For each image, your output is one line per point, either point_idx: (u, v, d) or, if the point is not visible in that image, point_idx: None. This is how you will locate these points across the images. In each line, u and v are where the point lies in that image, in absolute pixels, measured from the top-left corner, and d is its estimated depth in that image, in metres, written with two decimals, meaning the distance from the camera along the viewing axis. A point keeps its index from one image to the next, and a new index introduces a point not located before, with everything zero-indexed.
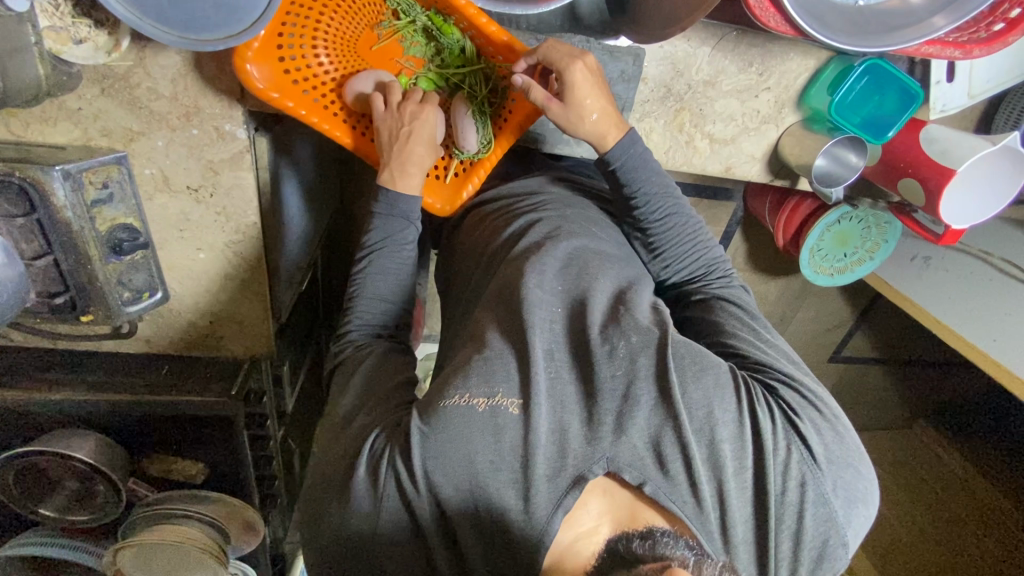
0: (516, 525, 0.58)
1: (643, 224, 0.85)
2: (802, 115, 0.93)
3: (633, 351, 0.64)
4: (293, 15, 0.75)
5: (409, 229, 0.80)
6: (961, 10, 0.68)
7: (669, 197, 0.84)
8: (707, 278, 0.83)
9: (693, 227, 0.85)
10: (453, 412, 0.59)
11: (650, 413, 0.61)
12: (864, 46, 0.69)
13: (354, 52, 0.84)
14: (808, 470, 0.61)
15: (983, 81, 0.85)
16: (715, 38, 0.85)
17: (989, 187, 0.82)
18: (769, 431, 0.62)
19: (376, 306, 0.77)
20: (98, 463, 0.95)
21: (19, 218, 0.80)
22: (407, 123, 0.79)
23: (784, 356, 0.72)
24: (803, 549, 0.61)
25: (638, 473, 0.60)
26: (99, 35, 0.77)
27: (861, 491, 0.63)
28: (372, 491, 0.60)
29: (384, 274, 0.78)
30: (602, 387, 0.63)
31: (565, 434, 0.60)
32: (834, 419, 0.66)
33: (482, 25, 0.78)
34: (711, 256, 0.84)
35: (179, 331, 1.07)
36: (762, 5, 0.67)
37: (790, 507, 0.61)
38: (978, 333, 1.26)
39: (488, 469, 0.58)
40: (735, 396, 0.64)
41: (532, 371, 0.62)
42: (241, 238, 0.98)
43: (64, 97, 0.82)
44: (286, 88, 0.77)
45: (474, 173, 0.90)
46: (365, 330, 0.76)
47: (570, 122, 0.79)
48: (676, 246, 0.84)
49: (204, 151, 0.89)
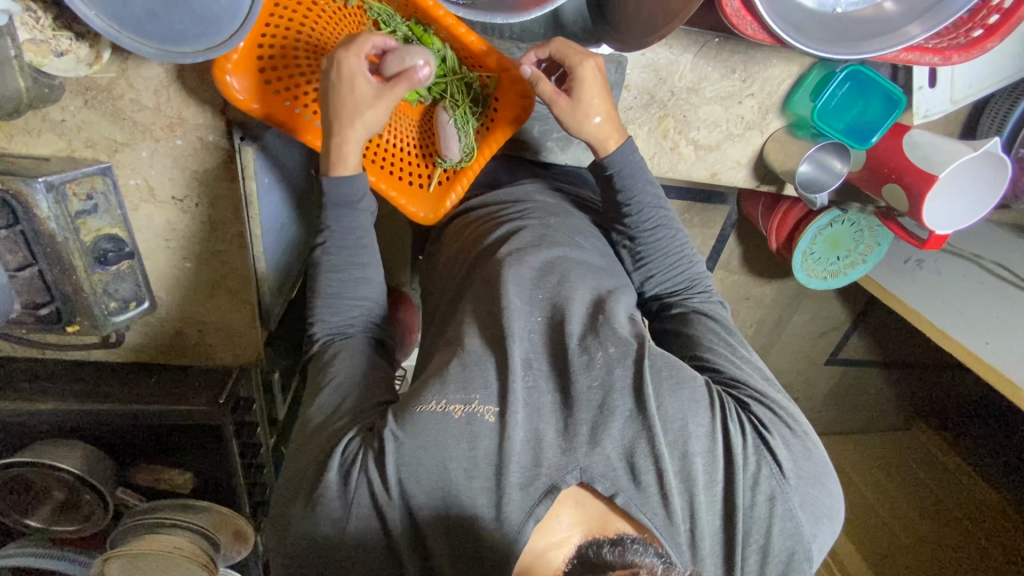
0: (488, 534, 0.58)
1: (633, 231, 0.85)
2: (786, 121, 0.94)
3: (611, 361, 0.65)
4: (273, 26, 0.75)
5: (358, 219, 0.77)
6: (937, 18, 0.68)
7: (660, 208, 0.85)
8: (689, 292, 0.82)
9: (681, 241, 0.85)
10: (424, 418, 0.59)
11: (624, 424, 0.62)
12: (847, 55, 0.68)
13: (336, 63, 0.84)
14: (777, 485, 0.62)
15: (965, 86, 0.86)
16: (697, 45, 0.85)
17: (971, 193, 0.82)
18: (740, 446, 0.62)
19: (341, 306, 0.77)
20: (85, 473, 0.95)
21: (1, 230, 0.80)
22: (347, 101, 0.73)
23: (759, 374, 0.73)
24: (769, 562, 0.61)
25: (610, 484, 0.60)
26: (81, 47, 0.76)
27: (827, 508, 0.64)
28: (342, 498, 0.60)
29: (346, 274, 0.77)
30: (578, 397, 0.63)
31: (539, 443, 0.61)
32: (804, 439, 0.67)
33: (460, 35, 0.77)
34: (694, 271, 0.84)
35: (167, 341, 1.06)
36: (739, 14, 0.68)
37: (757, 521, 0.61)
38: (968, 335, 1.26)
39: (461, 480, 0.58)
40: (709, 410, 0.64)
41: (508, 379, 0.63)
42: (227, 247, 0.98)
43: (48, 108, 0.82)
44: (267, 99, 0.77)
45: (457, 182, 0.90)
46: (336, 331, 0.76)
47: (571, 119, 0.79)
48: (661, 257, 0.84)
49: (189, 162, 0.89)
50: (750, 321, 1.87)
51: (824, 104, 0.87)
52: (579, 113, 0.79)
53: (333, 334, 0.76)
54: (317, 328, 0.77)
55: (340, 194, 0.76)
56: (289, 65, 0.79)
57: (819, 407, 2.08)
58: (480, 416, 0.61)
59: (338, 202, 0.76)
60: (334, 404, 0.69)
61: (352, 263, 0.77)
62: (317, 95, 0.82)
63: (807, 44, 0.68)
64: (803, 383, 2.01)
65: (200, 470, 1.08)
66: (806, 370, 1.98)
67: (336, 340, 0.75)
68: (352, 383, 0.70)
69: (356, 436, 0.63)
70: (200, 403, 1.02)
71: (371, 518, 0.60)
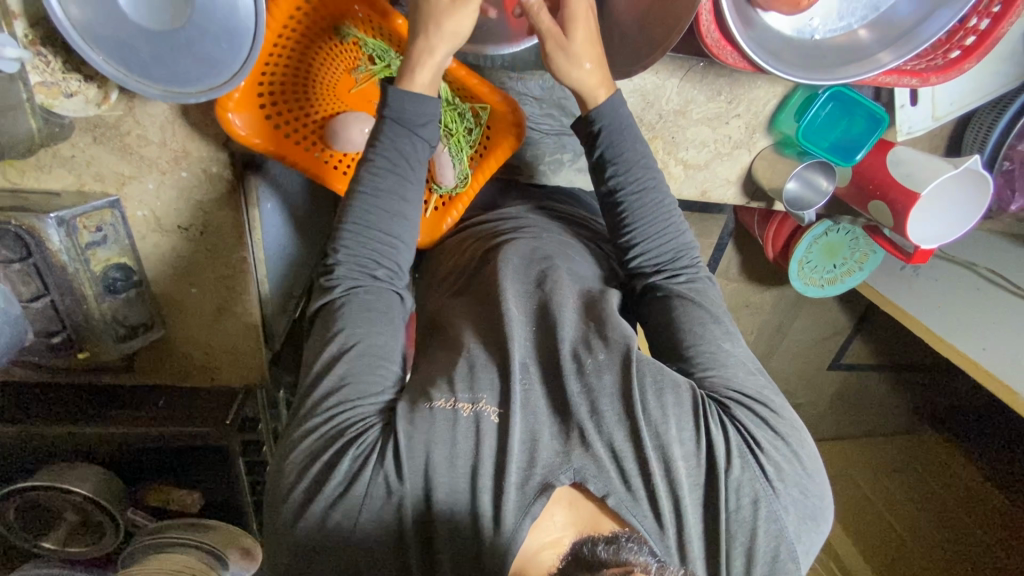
0: (486, 536, 0.59)
1: (619, 198, 0.82)
2: (774, 139, 0.96)
3: (600, 368, 0.67)
4: (272, 67, 0.78)
5: (410, 144, 0.74)
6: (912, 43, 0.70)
7: (647, 174, 0.82)
8: (677, 267, 0.81)
9: (670, 207, 0.82)
10: (436, 414, 0.63)
11: (617, 428, 0.64)
12: (825, 81, 0.70)
13: (332, 96, 0.88)
14: (761, 488, 0.63)
15: (946, 103, 0.89)
16: (682, 70, 0.88)
17: (953, 209, 0.84)
18: (722, 450, 0.64)
19: (372, 241, 0.72)
20: (97, 496, 0.97)
21: (15, 263, 0.83)
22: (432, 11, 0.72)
23: (744, 364, 0.73)
24: (754, 564, 0.62)
25: (602, 484, 0.61)
26: (89, 88, 0.79)
27: (813, 508, 0.66)
28: (341, 493, 0.60)
29: (388, 211, 0.73)
30: (572, 403, 0.65)
31: (535, 443, 0.63)
32: (789, 440, 0.67)
33: (459, 74, 0.86)
34: (681, 241, 0.82)
35: (176, 364, 1.09)
36: (718, 44, 0.71)
37: (742, 522, 0.63)
38: (966, 342, 1.26)
39: (455, 487, 0.60)
40: (693, 417, 0.65)
41: (509, 385, 0.65)
42: (232, 273, 1.01)
43: (58, 146, 0.85)
44: (269, 135, 0.80)
45: (453, 207, 0.95)
46: (357, 275, 0.71)
47: (567, 57, 0.75)
48: (651, 226, 0.81)
49: (194, 193, 0.92)
50: (750, 328, 1.88)
51: (808, 123, 0.90)
52: (565, 59, 0.75)
53: (351, 278, 0.71)
54: (337, 265, 0.72)
55: (397, 111, 0.74)
56: (289, 102, 0.82)
57: (822, 412, 2.06)
58: (481, 416, 0.63)
59: (398, 118, 0.74)
60: (355, 371, 0.66)
61: (391, 196, 0.74)
62: (317, 128, 0.86)
63: (787, 70, 0.70)
64: (805, 388, 2.00)
65: (208, 490, 1.11)
66: (808, 375, 1.97)
67: (358, 287, 0.71)
68: (384, 352, 0.68)
69: (376, 428, 0.63)
70: (208, 423, 1.04)
71: (370, 524, 0.59)
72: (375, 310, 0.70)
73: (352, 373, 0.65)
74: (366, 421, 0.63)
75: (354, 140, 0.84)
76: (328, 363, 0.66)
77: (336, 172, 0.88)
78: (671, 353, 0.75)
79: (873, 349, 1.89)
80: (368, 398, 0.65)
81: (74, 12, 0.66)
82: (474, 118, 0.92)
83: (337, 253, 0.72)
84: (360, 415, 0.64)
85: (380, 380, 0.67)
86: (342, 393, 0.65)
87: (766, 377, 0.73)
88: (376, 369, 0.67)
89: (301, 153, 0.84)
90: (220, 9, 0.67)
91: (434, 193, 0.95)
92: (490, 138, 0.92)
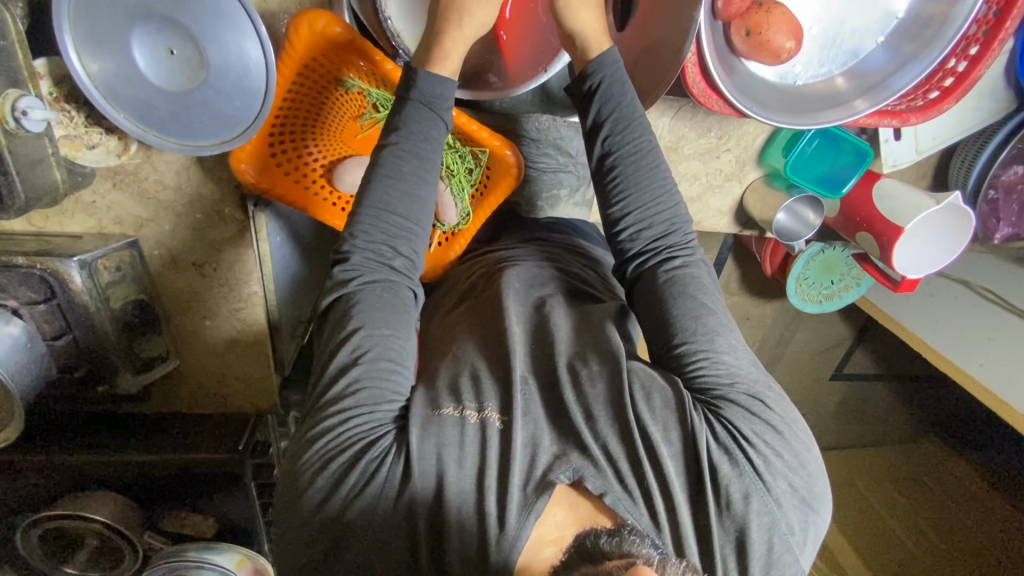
0: (490, 540, 0.58)
1: (613, 169, 0.79)
2: (764, 170, 1.01)
3: (594, 376, 0.68)
4: (280, 119, 0.84)
5: (434, 127, 0.75)
6: (880, 95, 0.79)
7: (643, 147, 0.78)
8: (666, 245, 0.77)
9: (662, 176, 0.79)
10: (446, 421, 0.64)
11: (609, 431, 0.64)
12: (808, 126, 0.78)
13: (338, 141, 0.94)
14: (753, 484, 0.61)
15: (929, 138, 0.97)
16: (673, 110, 0.93)
17: (939, 242, 0.90)
18: (707, 445, 0.62)
19: (391, 226, 0.73)
20: (115, 523, 1.02)
21: (40, 305, 0.88)
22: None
23: (738, 360, 0.70)
24: (749, 558, 0.60)
25: (600, 483, 0.61)
26: (110, 140, 0.83)
27: (808, 498, 0.63)
28: (360, 488, 0.60)
29: (409, 195, 0.73)
30: (570, 407, 0.66)
31: (537, 448, 0.63)
32: (781, 431, 0.65)
33: (467, 127, 0.90)
34: (676, 219, 0.78)
35: (191, 391, 1.13)
36: (705, 93, 0.78)
37: (734, 519, 0.61)
38: (963, 356, 1.26)
39: (455, 489, 0.60)
40: (680, 414, 0.64)
41: (511, 393, 0.66)
42: (245, 305, 1.05)
43: (80, 192, 0.90)
44: (280, 182, 0.86)
45: (456, 241, 1.00)
46: (373, 267, 0.71)
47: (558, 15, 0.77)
48: (642, 195, 0.78)
49: (207, 233, 0.96)
50: (753, 341, 1.87)
51: (795, 159, 0.95)
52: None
53: (367, 268, 0.71)
54: (352, 254, 0.71)
55: (424, 92, 0.75)
56: (298, 150, 0.88)
57: (826, 423, 2.05)
58: (487, 424, 0.64)
59: (425, 99, 0.75)
60: (371, 375, 0.65)
61: (412, 178, 0.74)
62: (324, 172, 0.91)
63: (773, 116, 0.76)
64: (809, 399, 2.00)
65: (222, 514, 1.12)
66: (810, 386, 1.97)
67: (373, 279, 0.71)
68: (399, 356, 0.68)
69: (390, 433, 0.63)
70: (219, 451, 1.07)
71: (370, 509, 0.60)
72: (391, 305, 0.70)
73: (368, 377, 0.65)
74: (377, 430, 0.63)
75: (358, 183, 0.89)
76: (343, 364, 0.66)
77: (340, 211, 0.93)
78: (659, 342, 0.73)
79: (876, 359, 1.89)
80: (383, 404, 0.65)
81: (93, 67, 0.69)
82: (475, 159, 0.97)
83: (353, 242, 0.72)
84: (375, 423, 0.63)
85: (395, 386, 0.67)
86: (356, 397, 0.64)
87: (760, 374, 0.70)
88: (391, 375, 0.67)
89: (308, 195, 0.89)
90: (234, 70, 0.73)
91: (437, 230, 1.01)
92: (491, 176, 0.98)
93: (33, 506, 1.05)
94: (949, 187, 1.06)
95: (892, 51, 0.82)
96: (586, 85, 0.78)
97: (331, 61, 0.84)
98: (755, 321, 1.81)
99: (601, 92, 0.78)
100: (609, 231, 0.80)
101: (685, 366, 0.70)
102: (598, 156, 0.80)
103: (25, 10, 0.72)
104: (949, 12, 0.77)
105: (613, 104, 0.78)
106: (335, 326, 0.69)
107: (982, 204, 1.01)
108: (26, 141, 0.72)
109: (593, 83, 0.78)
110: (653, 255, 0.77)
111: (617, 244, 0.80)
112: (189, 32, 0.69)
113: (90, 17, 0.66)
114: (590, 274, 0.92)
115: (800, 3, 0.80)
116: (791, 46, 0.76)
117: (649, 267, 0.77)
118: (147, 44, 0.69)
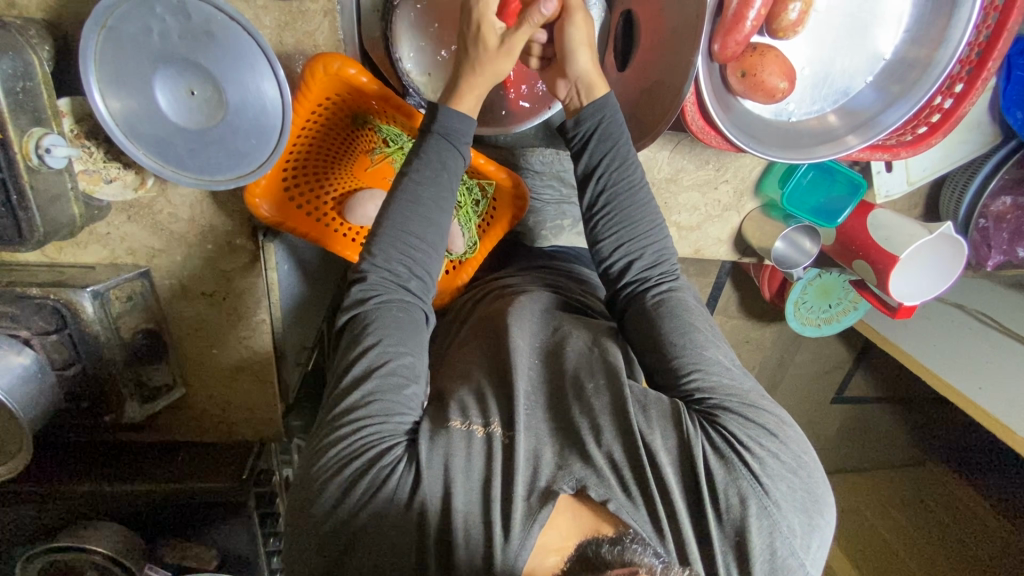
0: (496, 552, 0.57)
1: (606, 206, 0.82)
2: (761, 201, 1.08)
3: (598, 389, 0.69)
4: (294, 160, 0.88)
5: (453, 159, 0.77)
6: (870, 133, 0.84)
7: (630, 185, 0.82)
8: (656, 273, 0.81)
9: (651, 212, 0.83)
10: (452, 434, 0.64)
11: (615, 441, 0.64)
12: (802, 161, 0.83)
13: (350, 175, 0.99)
14: (751, 489, 0.60)
15: (920, 170, 1.04)
16: (672, 143, 1.00)
17: (931, 268, 0.97)
18: (703, 456, 0.62)
19: (407, 243, 0.75)
20: (115, 553, 0.98)
21: (52, 335, 0.87)
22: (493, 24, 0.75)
23: (726, 372, 0.71)
24: (752, 562, 0.59)
25: (603, 490, 0.60)
26: (127, 174, 0.86)
27: (809, 500, 0.63)
28: (371, 494, 0.60)
29: (425, 229, 0.76)
30: (575, 421, 0.66)
31: (539, 460, 0.63)
32: (777, 434, 0.65)
33: (480, 165, 0.92)
34: (661, 250, 0.82)
35: (195, 420, 1.11)
36: (704, 130, 0.83)
37: (731, 523, 0.60)
38: (964, 381, 1.23)
39: (460, 500, 0.59)
40: (677, 423, 0.65)
41: (513, 407, 0.67)
42: (252, 333, 1.04)
43: (95, 225, 0.91)
44: (292, 215, 0.89)
45: (463, 269, 1.03)
46: (390, 287, 0.73)
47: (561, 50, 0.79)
48: (632, 231, 0.82)
49: (218, 263, 0.97)
50: (752, 364, 1.85)
51: (791, 189, 1.01)
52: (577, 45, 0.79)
53: (383, 287, 0.73)
54: (369, 273, 0.73)
55: (450, 117, 0.77)
56: (311, 185, 0.93)
57: (826, 446, 2.02)
58: (493, 437, 0.64)
59: (445, 133, 0.77)
60: (384, 388, 0.66)
61: (430, 204, 0.76)
62: (335, 205, 0.96)
63: (769, 152, 0.81)
64: (809, 422, 1.97)
65: (223, 546, 1.12)
66: (811, 410, 1.94)
67: (391, 299, 0.72)
68: (411, 372, 0.69)
69: (402, 444, 0.64)
70: (224, 479, 1.04)
71: (384, 513, 0.60)
72: (406, 324, 0.71)
73: (380, 391, 0.66)
74: (390, 440, 0.64)
75: (368, 216, 0.93)
76: (357, 377, 0.67)
77: (352, 242, 1.00)
78: (650, 361, 0.75)
79: (876, 383, 1.88)
80: (395, 417, 0.66)
81: (115, 106, 0.71)
82: (481, 191, 1.01)
83: (371, 261, 0.73)
84: (387, 433, 0.64)
85: (407, 401, 0.68)
86: (370, 408, 0.65)
87: (752, 385, 0.71)
88: (402, 389, 0.68)
89: (324, 230, 0.94)
90: (252, 109, 0.76)
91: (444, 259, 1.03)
92: (496, 204, 1.03)
93: (35, 537, 1.05)
94: (940, 216, 1.13)
95: (881, 90, 0.86)
96: (578, 130, 0.82)
97: (343, 98, 0.87)
98: (753, 345, 1.80)
99: (596, 133, 0.81)
100: (601, 265, 0.84)
101: (677, 380, 0.71)
102: (588, 195, 0.83)
103: (51, 53, 0.75)
104: (933, 54, 0.81)
105: (605, 149, 0.81)
106: (348, 345, 0.71)
107: (974, 232, 1.06)
108: (47, 177, 0.74)
109: (585, 130, 0.81)
110: (643, 284, 0.80)
111: (609, 276, 0.83)
112: (209, 73, 0.72)
113: (115, 60, 0.69)
114: (592, 298, 0.94)
115: (793, 45, 0.84)
116: (784, 86, 0.80)
117: (638, 294, 0.80)
118: (168, 85, 0.72)
